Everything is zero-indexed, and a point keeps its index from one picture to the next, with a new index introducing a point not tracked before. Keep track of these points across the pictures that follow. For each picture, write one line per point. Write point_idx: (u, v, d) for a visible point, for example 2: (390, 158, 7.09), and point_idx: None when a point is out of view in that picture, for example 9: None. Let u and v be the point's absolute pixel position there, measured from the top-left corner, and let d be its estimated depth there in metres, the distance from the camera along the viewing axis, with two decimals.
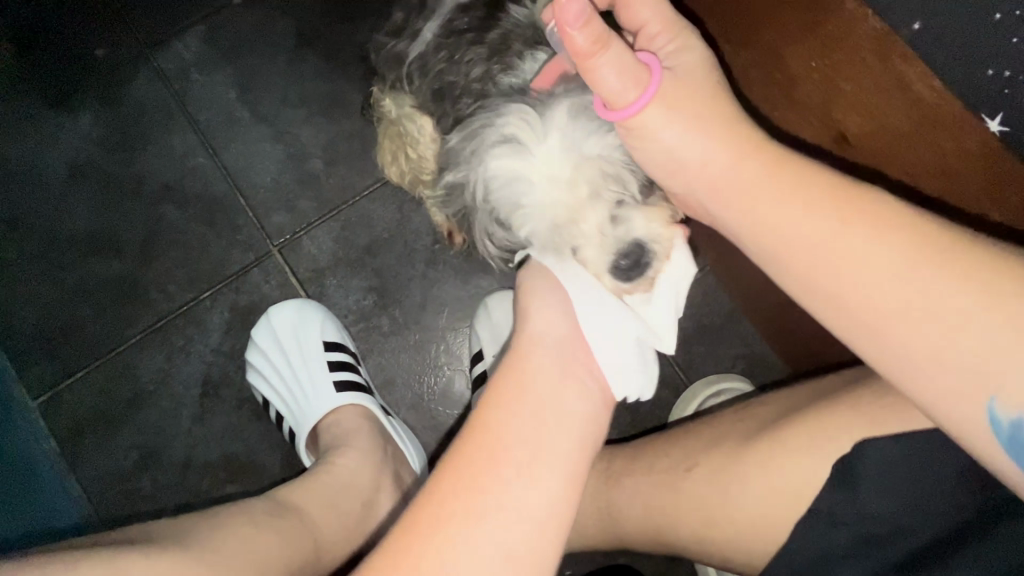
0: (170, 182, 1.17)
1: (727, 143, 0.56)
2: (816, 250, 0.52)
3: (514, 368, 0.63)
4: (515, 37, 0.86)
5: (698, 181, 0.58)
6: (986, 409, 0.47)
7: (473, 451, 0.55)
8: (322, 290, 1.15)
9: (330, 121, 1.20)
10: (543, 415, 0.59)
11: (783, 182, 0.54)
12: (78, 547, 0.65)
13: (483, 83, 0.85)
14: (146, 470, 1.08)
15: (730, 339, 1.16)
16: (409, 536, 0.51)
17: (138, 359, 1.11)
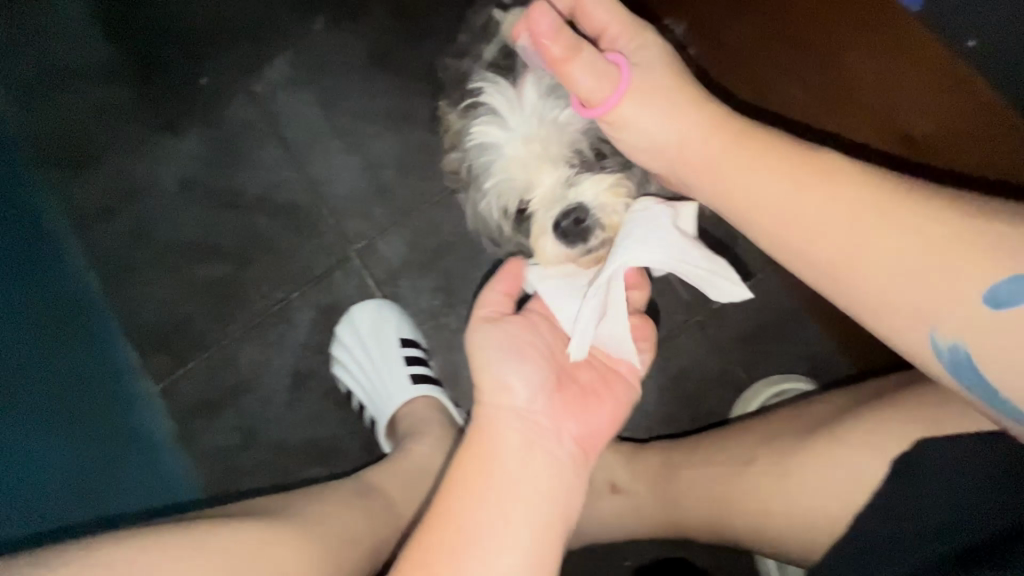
0: (263, 194, 1.31)
1: (702, 125, 0.66)
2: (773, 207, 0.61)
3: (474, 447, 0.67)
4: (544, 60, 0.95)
5: (684, 159, 0.67)
6: (930, 338, 0.55)
7: (440, 526, 0.61)
8: (395, 290, 1.25)
9: (402, 134, 1.30)
10: (514, 484, 0.64)
11: (745, 155, 0.63)
12: (202, 514, 0.76)
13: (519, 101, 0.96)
14: (246, 451, 1.22)
15: (793, 339, 1.16)
16: None
17: (238, 352, 1.25)
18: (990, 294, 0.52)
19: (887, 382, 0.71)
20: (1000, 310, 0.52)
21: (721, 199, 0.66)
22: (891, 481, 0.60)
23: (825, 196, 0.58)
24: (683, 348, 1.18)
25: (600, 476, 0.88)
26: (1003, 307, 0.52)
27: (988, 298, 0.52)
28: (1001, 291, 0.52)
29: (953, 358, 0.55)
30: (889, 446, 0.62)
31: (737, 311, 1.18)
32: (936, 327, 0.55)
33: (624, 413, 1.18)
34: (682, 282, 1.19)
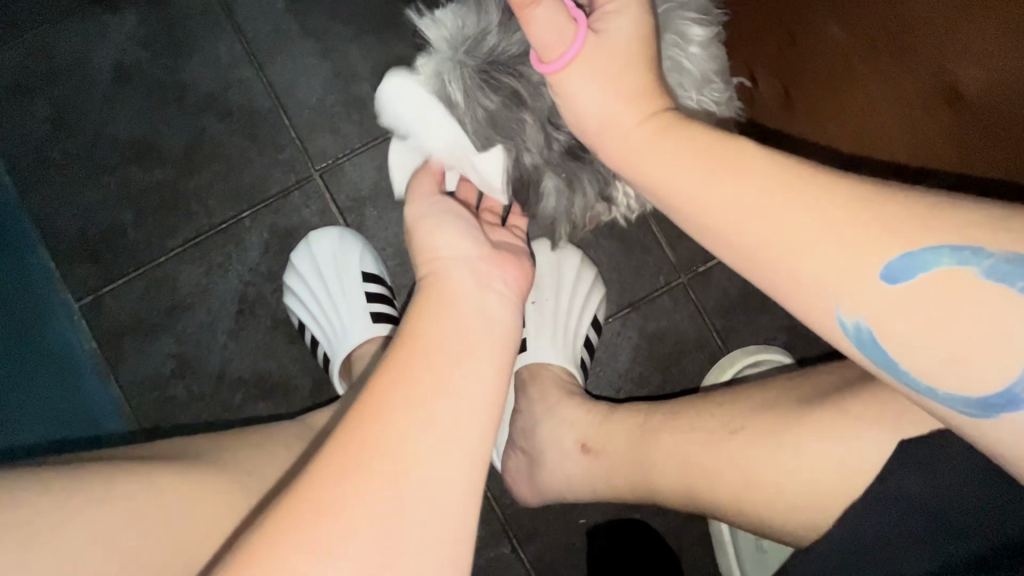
0: (214, 93, 1.14)
1: (631, 103, 0.60)
2: (694, 194, 0.54)
3: (380, 397, 0.47)
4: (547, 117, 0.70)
5: (605, 144, 0.62)
6: (833, 316, 0.48)
7: (366, 424, 0.46)
8: (361, 219, 1.12)
9: (382, 43, 1.13)
10: (455, 394, 0.49)
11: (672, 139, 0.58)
12: (110, 456, 0.66)
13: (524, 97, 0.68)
14: (181, 379, 1.10)
15: (772, 309, 1.12)
16: (278, 521, 0.42)
17: (177, 271, 1.11)
18: (885, 271, 0.45)
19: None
20: (896, 285, 0.45)
21: (646, 170, 0.59)
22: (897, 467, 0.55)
23: (743, 177, 0.52)
24: (663, 310, 1.12)
25: (571, 434, 0.84)
26: (900, 284, 0.45)
27: (884, 275, 0.45)
28: (897, 265, 0.45)
29: (856, 336, 0.47)
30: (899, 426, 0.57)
31: (723, 277, 1.12)
32: (839, 303, 0.47)
33: (596, 371, 1.13)
34: (670, 241, 1.12)
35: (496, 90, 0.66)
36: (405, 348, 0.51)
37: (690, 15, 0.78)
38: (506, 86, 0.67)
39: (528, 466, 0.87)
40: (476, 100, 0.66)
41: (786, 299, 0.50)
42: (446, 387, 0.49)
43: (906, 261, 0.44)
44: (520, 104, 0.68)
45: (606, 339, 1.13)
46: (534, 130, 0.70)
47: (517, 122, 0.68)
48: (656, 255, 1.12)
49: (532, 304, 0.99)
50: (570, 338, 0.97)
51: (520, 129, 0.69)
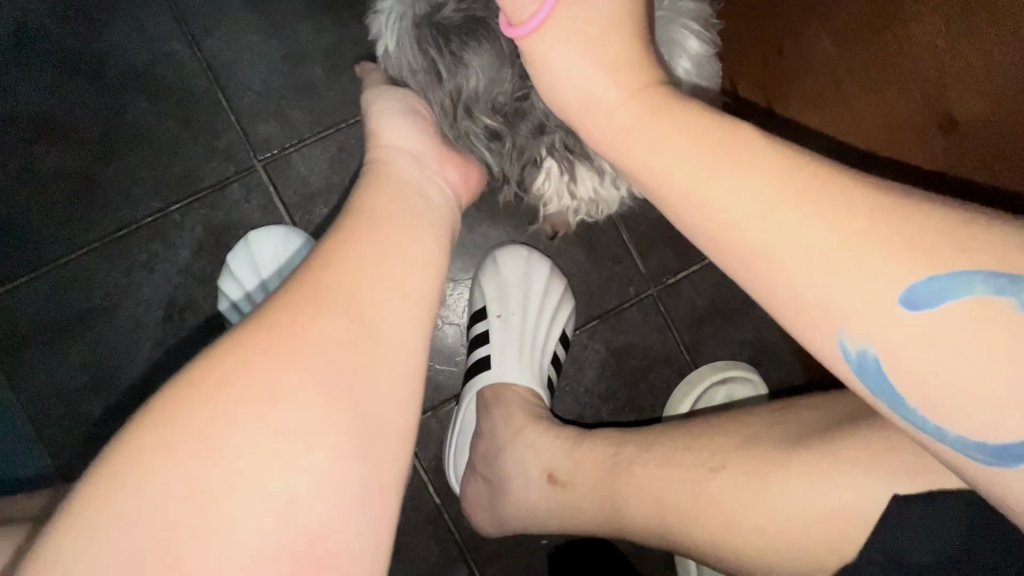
0: (138, 68, 0.99)
1: (617, 80, 0.52)
2: (693, 203, 0.47)
3: (310, 288, 0.50)
4: (466, 103, 0.67)
5: (586, 125, 0.53)
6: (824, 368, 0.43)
7: (298, 305, 0.49)
8: (310, 217, 1.01)
9: (337, 23, 1.02)
10: (385, 282, 0.52)
11: (671, 119, 0.49)
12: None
13: (447, 72, 0.65)
14: (96, 394, 0.96)
15: (741, 323, 1.09)
16: (194, 391, 0.44)
17: (92, 271, 0.97)
18: (906, 295, 0.39)
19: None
20: (915, 313, 0.39)
21: (638, 166, 0.50)
22: (888, 519, 0.53)
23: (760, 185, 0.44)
24: (632, 323, 1.08)
25: (537, 463, 0.78)
26: (918, 313, 0.39)
27: (903, 300, 0.39)
28: (920, 289, 0.39)
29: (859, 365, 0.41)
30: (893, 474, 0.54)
31: (693, 289, 1.09)
32: (845, 327, 0.41)
33: (562, 386, 1.08)
34: (641, 251, 1.08)
35: (420, 49, 0.65)
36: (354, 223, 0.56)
37: (691, 25, 0.73)
38: (428, 51, 0.65)
39: (489, 496, 0.82)
40: (405, 51, 0.67)
41: (790, 335, 0.44)
42: (391, 256, 0.54)
43: (931, 287, 0.38)
44: (438, 78, 0.66)
45: (574, 353, 1.08)
46: (449, 106, 0.69)
47: (434, 89, 0.68)
48: (626, 265, 1.08)
49: (497, 318, 0.93)
50: (538, 357, 0.91)
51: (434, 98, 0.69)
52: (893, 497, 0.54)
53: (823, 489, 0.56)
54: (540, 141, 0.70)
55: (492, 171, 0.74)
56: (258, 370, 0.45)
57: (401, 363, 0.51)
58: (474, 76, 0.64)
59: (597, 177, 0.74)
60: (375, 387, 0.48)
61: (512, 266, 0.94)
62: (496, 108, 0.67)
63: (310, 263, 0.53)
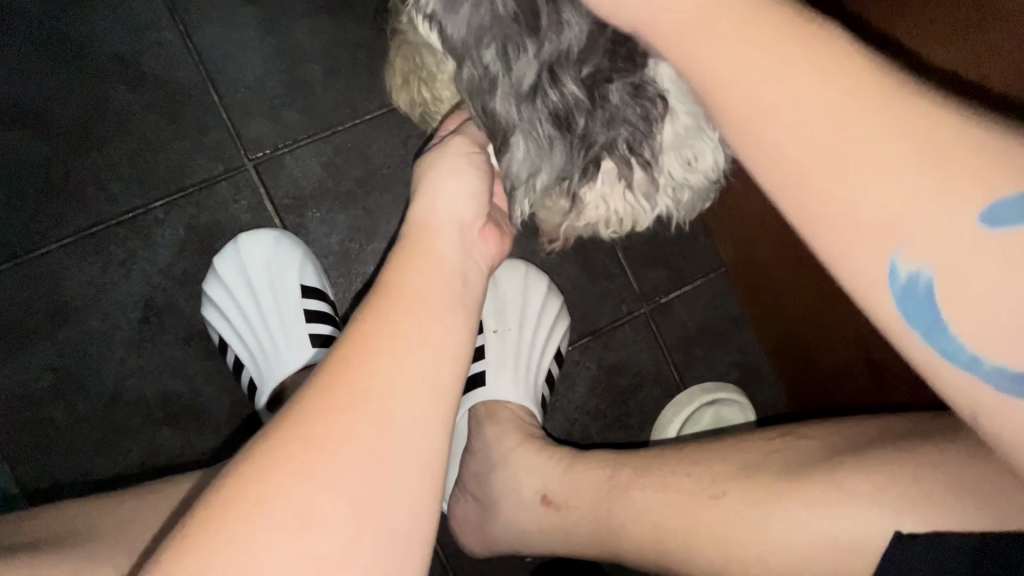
0: (124, 56, 0.95)
1: None
2: (804, 158, 0.39)
3: (329, 392, 0.46)
4: (563, 67, 0.64)
5: (669, 36, 0.43)
6: None
7: (314, 412, 0.46)
8: (301, 221, 0.98)
9: (337, 23, 0.99)
10: (413, 372, 0.49)
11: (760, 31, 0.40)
12: None
13: (547, 23, 0.61)
14: (62, 398, 0.91)
15: (728, 345, 1.10)
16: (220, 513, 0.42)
17: (63, 267, 0.92)
18: (985, 213, 0.35)
19: (879, 429, 0.61)
20: (994, 231, 0.35)
21: None
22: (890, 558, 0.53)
23: None
24: (624, 340, 1.08)
25: (530, 484, 0.77)
26: (997, 230, 0.35)
27: (982, 218, 0.36)
28: (1001, 206, 0.35)
29: (909, 287, 0.38)
30: (897, 511, 0.54)
31: (684, 309, 1.10)
32: (900, 245, 0.37)
33: (552, 402, 1.07)
34: (635, 270, 1.08)
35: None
36: (381, 298, 0.53)
37: None
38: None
39: (479, 516, 0.80)
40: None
41: None
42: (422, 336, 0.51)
43: (1020, 202, 0.35)
44: (533, 32, 0.61)
45: (565, 370, 1.08)
46: (525, 75, 0.64)
47: (514, 48, 0.63)
48: (620, 283, 1.08)
49: (492, 333, 0.92)
50: (532, 375, 0.90)
51: (517, 54, 0.63)
52: (896, 534, 0.53)
53: (824, 523, 0.56)
54: (606, 135, 0.69)
55: (556, 160, 0.70)
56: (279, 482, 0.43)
57: (435, 451, 0.48)
58: (577, 36, 0.62)
59: (648, 183, 0.74)
60: (404, 496, 0.46)
61: (510, 280, 0.93)
62: (585, 82, 0.65)
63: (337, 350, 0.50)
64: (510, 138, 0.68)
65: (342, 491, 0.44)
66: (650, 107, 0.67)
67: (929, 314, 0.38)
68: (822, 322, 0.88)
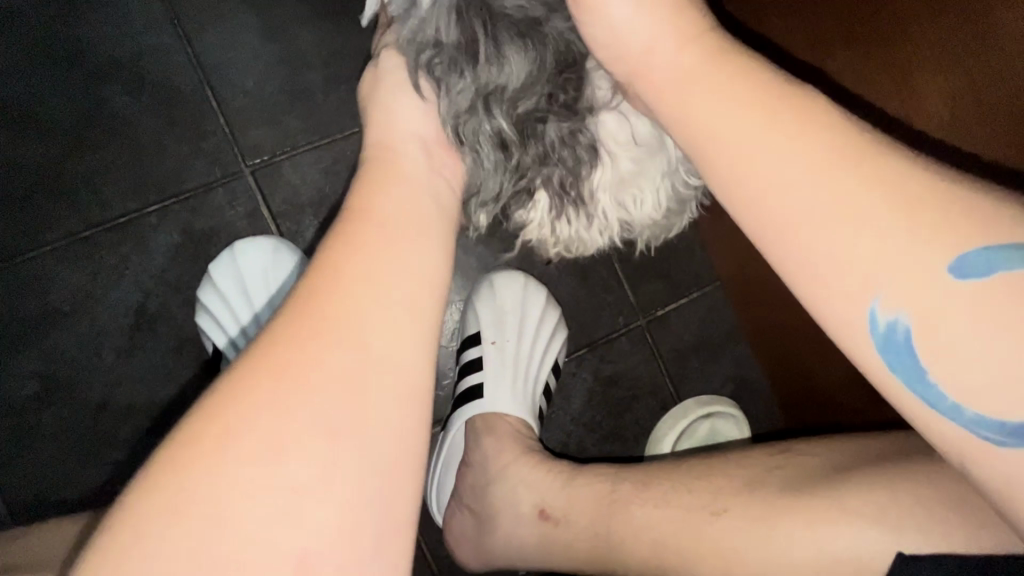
0: (120, 58, 0.93)
1: (682, 36, 0.53)
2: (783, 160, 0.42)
3: (296, 360, 0.47)
4: (495, 101, 0.62)
5: (648, 73, 0.54)
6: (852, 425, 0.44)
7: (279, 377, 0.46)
8: (299, 228, 0.97)
9: (339, 31, 0.99)
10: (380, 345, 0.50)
11: (733, 76, 0.50)
12: None
13: (484, 56, 0.60)
14: (48, 406, 0.89)
15: (723, 358, 1.11)
16: (182, 471, 0.43)
17: (52, 272, 0.90)
18: (956, 263, 0.40)
19: (877, 447, 0.62)
20: (964, 282, 0.40)
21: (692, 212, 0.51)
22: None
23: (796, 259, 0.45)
24: (621, 352, 1.08)
25: (529, 497, 0.76)
26: (968, 282, 0.40)
27: (952, 269, 0.40)
28: (969, 258, 0.40)
29: (888, 335, 0.42)
30: (898, 530, 0.54)
31: (680, 322, 1.10)
32: (879, 294, 0.42)
33: (549, 414, 1.07)
34: (633, 283, 1.09)
35: (461, 25, 0.60)
36: (336, 268, 0.52)
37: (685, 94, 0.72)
38: (471, 28, 0.59)
39: (475, 530, 0.80)
40: (438, 20, 0.60)
41: None
42: (367, 303, 0.51)
43: (986, 255, 0.40)
44: (470, 61, 0.61)
45: (562, 382, 1.07)
46: (464, 97, 0.62)
47: (456, 70, 0.62)
48: (618, 295, 1.08)
49: (491, 344, 0.91)
50: (529, 387, 0.90)
51: (454, 79, 0.62)
52: (898, 553, 0.53)
53: (827, 541, 0.56)
54: (539, 168, 0.66)
55: (487, 185, 0.66)
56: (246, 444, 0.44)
57: (409, 428, 0.49)
58: (512, 72, 0.61)
59: (588, 221, 0.72)
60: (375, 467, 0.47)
61: (509, 292, 0.92)
62: (516, 117, 0.63)
63: (276, 325, 0.50)
64: (449, 155, 0.65)
65: (286, 462, 0.44)
66: (584, 150, 0.67)
67: (911, 362, 0.42)
68: (818, 338, 0.88)
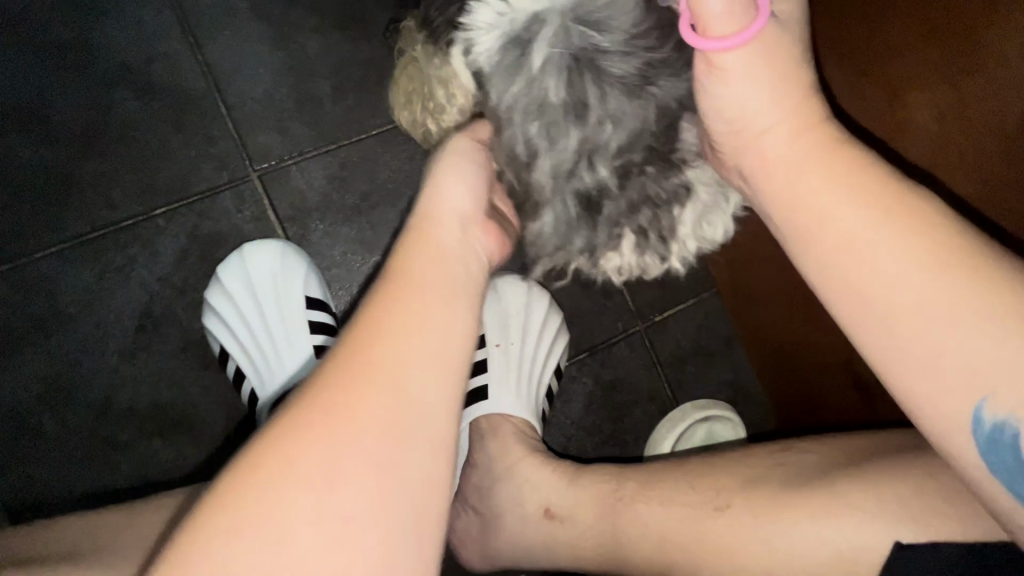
0: (130, 64, 0.95)
1: (794, 111, 0.56)
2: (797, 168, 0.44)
3: (344, 406, 0.48)
4: (599, 158, 0.65)
5: (754, 152, 0.57)
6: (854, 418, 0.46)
7: (329, 423, 0.47)
8: (305, 232, 0.98)
9: (347, 40, 1.01)
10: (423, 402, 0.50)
11: (835, 165, 0.53)
12: None
13: (592, 117, 0.64)
14: (51, 408, 0.88)
15: (720, 363, 1.14)
16: (232, 499, 0.44)
17: (58, 273, 0.90)
18: None
19: (871, 444, 0.65)
20: None
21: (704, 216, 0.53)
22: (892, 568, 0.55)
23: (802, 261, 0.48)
24: (620, 357, 1.10)
25: (534, 497, 0.78)
26: None
27: None
28: None
29: (993, 435, 0.44)
30: (893, 521, 0.57)
31: (678, 328, 1.13)
32: (987, 397, 0.44)
33: (549, 418, 1.08)
34: (632, 289, 1.11)
35: (569, 87, 0.64)
36: (384, 315, 0.52)
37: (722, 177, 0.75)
38: (581, 89, 0.64)
39: (481, 530, 0.81)
40: (546, 82, 0.64)
41: None
42: (433, 348, 0.52)
43: None
44: (578, 120, 0.64)
45: (563, 386, 1.09)
46: (566, 155, 0.65)
47: (562, 131, 0.64)
48: (617, 301, 1.11)
49: (496, 347, 0.93)
50: (533, 389, 0.92)
51: (558, 136, 0.64)
52: (896, 543, 0.56)
53: (827, 534, 0.58)
54: (630, 216, 0.66)
55: (579, 238, 0.68)
56: (295, 484, 0.45)
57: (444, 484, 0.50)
58: (616, 131, 0.64)
59: (663, 256, 0.70)
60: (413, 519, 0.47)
61: (513, 296, 0.94)
62: (617, 172, 0.65)
63: (328, 365, 0.51)
64: (539, 208, 0.68)
65: (339, 491, 0.45)
66: (674, 195, 0.66)
67: (1015, 464, 0.44)
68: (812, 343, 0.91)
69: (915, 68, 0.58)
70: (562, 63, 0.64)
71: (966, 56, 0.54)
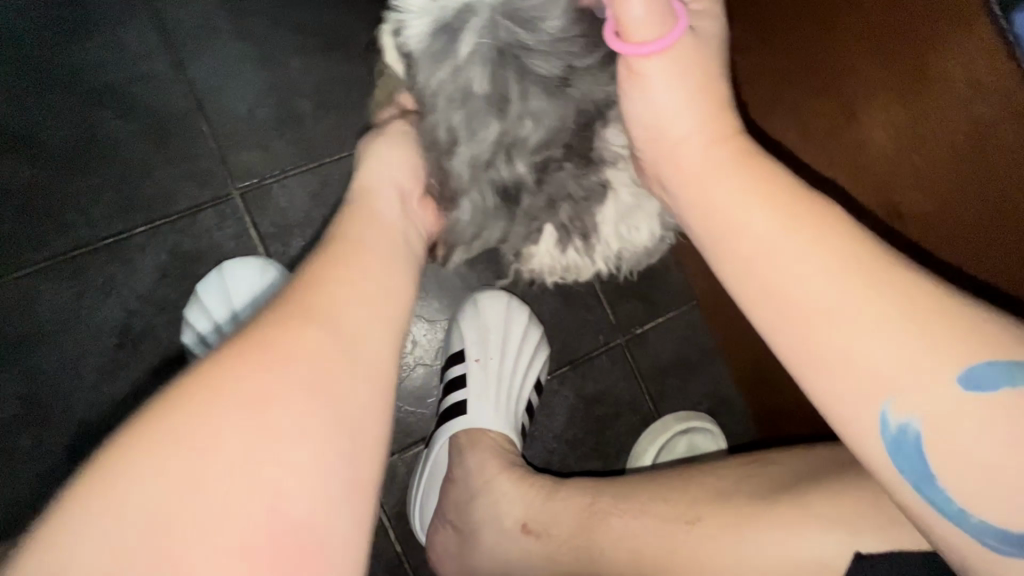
0: (113, 84, 0.96)
1: (707, 123, 0.58)
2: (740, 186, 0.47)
3: (257, 382, 0.48)
4: (518, 151, 0.65)
5: (674, 162, 0.59)
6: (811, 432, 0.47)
7: (240, 397, 0.47)
8: (286, 249, 0.99)
9: (329, 61, 1.03)
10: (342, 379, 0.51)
11: (748, 172, 0.55)
12: None
13: (509, 111, 0.63)
14: (27, 426, 0.88)
15: (700, 375, 1.15)
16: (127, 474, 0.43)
17: (37, 292, 0.90)
18: (966, 375, 0.43)
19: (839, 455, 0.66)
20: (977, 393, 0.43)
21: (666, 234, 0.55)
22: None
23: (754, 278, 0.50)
24: (601, 370, 1.11)
25: (511, 512, 0.78)
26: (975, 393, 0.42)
27: (963, 380, 0.43)
28: (979, 371, 0.43)
29: (897, 436, 0.45)
30: (856, 532, 0.58)
31: (659, 341, 1.14)
32: (890, 398, 0.44)
33: (532, 432, 1.09)
34: (613, 302, 1.12)
35: (494, 80, 0.62)
36: (310, 298, 0.54)
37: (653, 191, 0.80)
38: (504, 82, 0.62)
39: (458, 545, 0.81)
40: (469, 73, 0.62)
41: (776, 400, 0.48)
42: (328, 329, 0.52)
43: (992, 368, 0.42)
44: (498, 113, 0.63)
45: (544, 400, 1.10)
46: (486, 147, 0.64)
47: (480, 120, 0.63)
48: (598, 314, 1.12)
49: (475, 362, 0.94)
50: (513, 404, 0.92)
51: (477, 128, 0.64)
52: (856, 553, 0.57)
53: (794, 545, 0.59)
54: (548, 212, 0.69)
55: (494, 231, 0.70)
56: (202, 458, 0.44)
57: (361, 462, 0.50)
58: (536, 125, 0.64)
59: (583, 253, 0.74)
60: (323, 497, 0.47)
61: (492, 311, 0.95)
62: (535, 168, 0.66)
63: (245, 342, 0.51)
64: (455, 198, 0.68)
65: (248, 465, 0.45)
66: (591, 194, 0.70)
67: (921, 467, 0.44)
68: None
69: (867, 95, 0.62)
70: (488, 55, 0.62)
71: (914, 83, 0.56)
